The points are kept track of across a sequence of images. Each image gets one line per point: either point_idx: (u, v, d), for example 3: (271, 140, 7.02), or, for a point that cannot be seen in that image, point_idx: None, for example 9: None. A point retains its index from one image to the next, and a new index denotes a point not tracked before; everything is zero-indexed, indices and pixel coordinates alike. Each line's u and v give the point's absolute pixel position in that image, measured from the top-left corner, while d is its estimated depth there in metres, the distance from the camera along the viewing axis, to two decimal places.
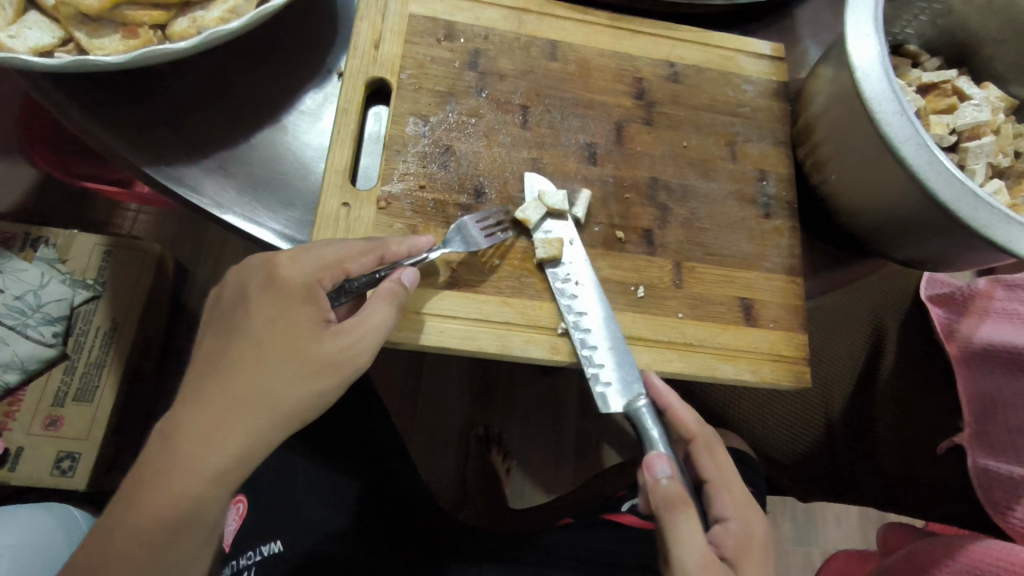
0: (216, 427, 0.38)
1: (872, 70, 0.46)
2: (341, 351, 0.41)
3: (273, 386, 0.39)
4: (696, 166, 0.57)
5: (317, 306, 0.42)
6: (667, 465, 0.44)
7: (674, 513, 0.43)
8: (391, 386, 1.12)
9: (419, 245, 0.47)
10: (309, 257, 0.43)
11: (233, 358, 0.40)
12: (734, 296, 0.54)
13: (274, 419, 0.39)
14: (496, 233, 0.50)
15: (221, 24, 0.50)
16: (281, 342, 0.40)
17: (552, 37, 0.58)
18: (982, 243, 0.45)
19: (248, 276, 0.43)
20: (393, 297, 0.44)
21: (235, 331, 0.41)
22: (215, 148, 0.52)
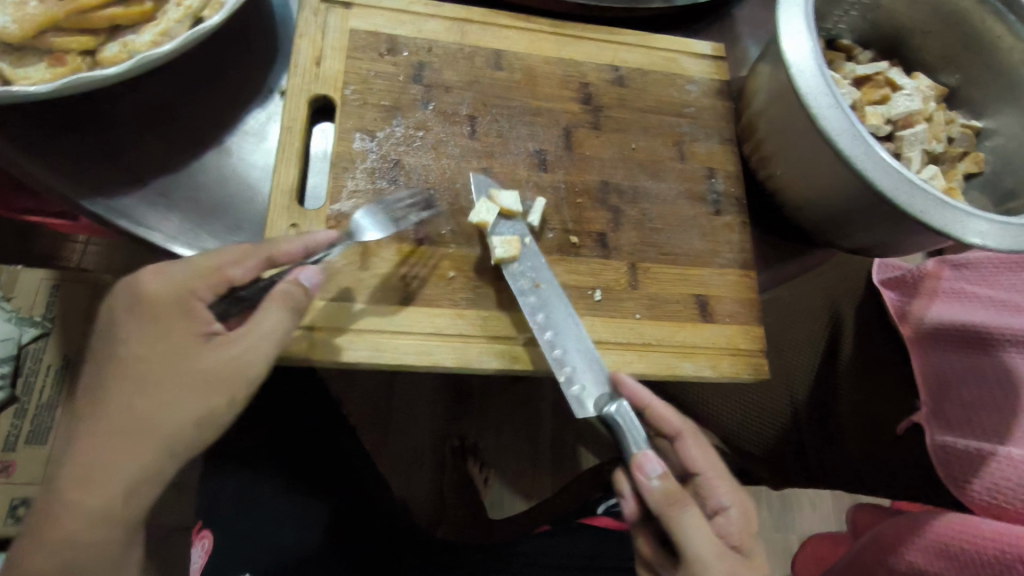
0: (109, 455, 0.38)
1: (807, 67, 0.47)
2: (228, 361, 0.40)
3: (155, 409, 0.39)
4: (646, 168, 0.58)
5: (193, 319, 0.41)
6: (658, 463, 0.44)
7: (678, 510, 0.43)
8: (361, 405, 1.10)
9: (314, 244, 0.46)
10: (178, 268, 0.41)
11: (112, 386, 0.39)
12: (690, 294, 0.54)
13: (162, 442, 0.39)
14: (404, 216, 0.50)
15: (153, 47, 0.49)
16: (158, 362, 0.39)
17: (495, 46, 0.58)
18: (919, 228, 0.47)
19: (115, 297, 0.41)
20: (287, 300, 0.42)
21: (110, 358, 0.40)
22: (154, 175, 0.50)
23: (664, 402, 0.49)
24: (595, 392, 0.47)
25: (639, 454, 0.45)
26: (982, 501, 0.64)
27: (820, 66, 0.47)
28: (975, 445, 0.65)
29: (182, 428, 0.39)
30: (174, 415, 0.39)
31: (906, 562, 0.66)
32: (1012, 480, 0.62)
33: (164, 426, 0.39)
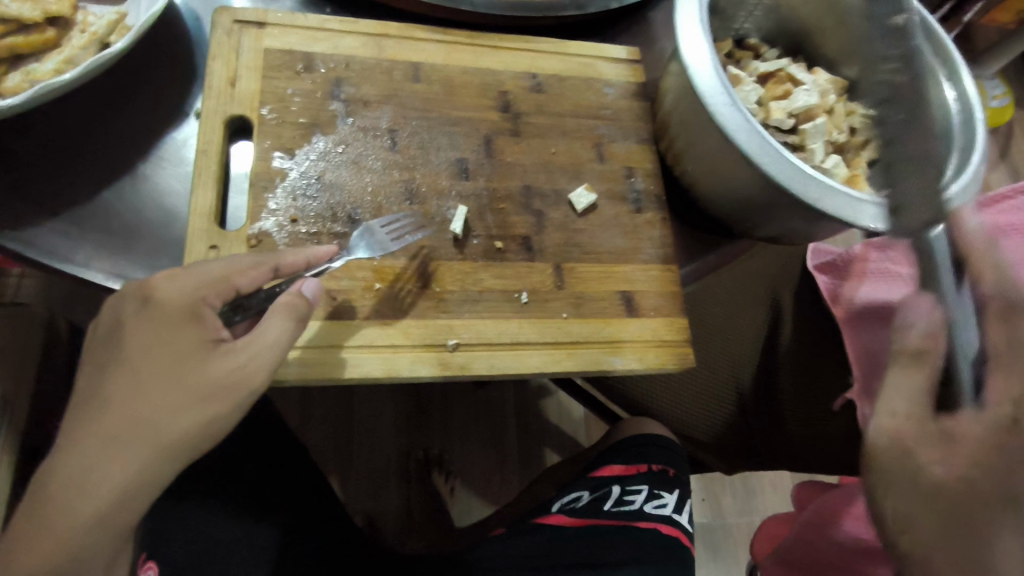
0: (89, 472, 0.37)
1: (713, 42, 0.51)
2: (232, 372, 0.40)
3: (155, 417, 0.39)
4: (567, 171, 0.59)
5: (203, 326, 0.41)
6: (919, 315, 0.42)
7: (903, 365, 0.43)
8: (316, 423, 1.08)
9: (316, 256, 0.47)
10: (190, 276, 0.42)
11: (112, 393, 0.39)
12: (614, 291, 0.56)
13: (147, 457, 0.38)
14: (405, 236, 0.51)
15: (55, 76, 0.48)
16: (162, 369, 0.39)
17: (412, 59, 0.59)
18: (817, 215, 0.50)
19: (122, 301, 0.41)
20: (291, 309, 0.43)
21: (111, 363, 0.40)
22: (68, 205, 0.50)
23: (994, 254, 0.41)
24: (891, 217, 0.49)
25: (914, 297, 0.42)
26: None
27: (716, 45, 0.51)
28: None
29: (177, 439, 0.39)
30: (176, 424, 0.39)
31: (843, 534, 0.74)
32: None
33: (162, 436, 0.39)
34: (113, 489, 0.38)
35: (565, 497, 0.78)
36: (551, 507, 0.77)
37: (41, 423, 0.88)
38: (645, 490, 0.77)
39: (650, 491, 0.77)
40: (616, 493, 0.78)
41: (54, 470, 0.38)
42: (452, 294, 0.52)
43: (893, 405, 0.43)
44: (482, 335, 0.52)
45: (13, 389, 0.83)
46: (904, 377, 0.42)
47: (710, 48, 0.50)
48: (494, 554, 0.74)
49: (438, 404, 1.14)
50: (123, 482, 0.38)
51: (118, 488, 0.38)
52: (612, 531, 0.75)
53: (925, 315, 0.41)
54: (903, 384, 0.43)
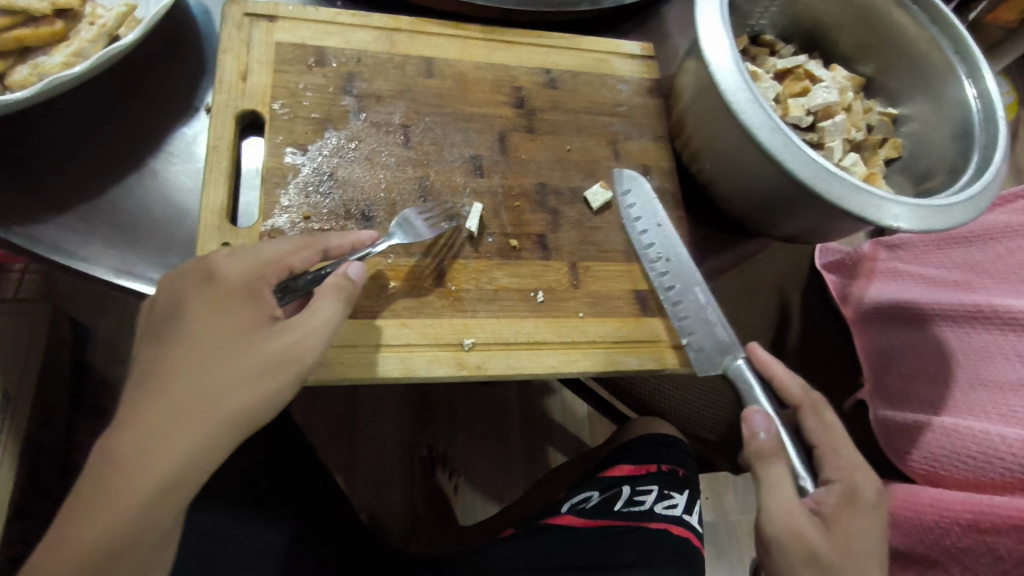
0: (159, 441, 0.36)
1: (661, 213, 0.56)
2: (292, 346, 0.40)
3: (217, 390, 0.38)
4: (582, 168, 0.59)
5: (261, 303, 0.41)
6: (762, 422, 0.47)
7: (765, 468, 0.47)
8: (319, 422, 1.07)
9: (359, 241, 0.48)
10: (249, 256, 0.42)
11: (173, 366, 0.38)
12: (631, 290, 0.56)
13: (221, 424, 0.37)
14: (439, 224, 0.51)
15: (64, 69, 0.47)
16: (224, 343, 0.39)
17: (425, 54, 0.58)
18: (839, 214, 0.49)
19: (182, 279, 0.41)
20: (339, 290, 0.43)
21: (172, 338, 0.39)
22: (78, 200, 0.49)
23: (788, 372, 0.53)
24: (911, 218, 0.48)
25: (750, 410, 0.49)
26: (922, 470, 0.66)
27: (658, 216, 0.56)
28: (914, 416, 0.67)
29: (247, 407, 0.38)
30: (237, 397, 0.38)
31: None
32: (945, 448, 0.64)
33: (223, 409, 0.37)
34: (173, 463, 0.36)
35: (575, 498, 0.78)
36: (562, 509, 0.77)
37: (43, 421, 0.86)
38: (655, 490, 0.77)
39: (660, 491, 0.77)
40: (627, 493, 0.78)
41: (111, 444, 0.36)
42: (468, 293, 0.51)
43: (782, 501, 0.46)
44: (499, 334, 0.51)
45: (15, 388, 0.82)
46: (775, 475, 0.46)
47: (731, 43, 0.49)
48: (504, 556, 0.71)
49: (443, 402, 1.13)
50: (182, 456, 0.36)
51: (178, 462, 0.36)
52: (617, 532, 0.73)
53: (769, 421, 0.47)
54: (770, 479, 0.47)
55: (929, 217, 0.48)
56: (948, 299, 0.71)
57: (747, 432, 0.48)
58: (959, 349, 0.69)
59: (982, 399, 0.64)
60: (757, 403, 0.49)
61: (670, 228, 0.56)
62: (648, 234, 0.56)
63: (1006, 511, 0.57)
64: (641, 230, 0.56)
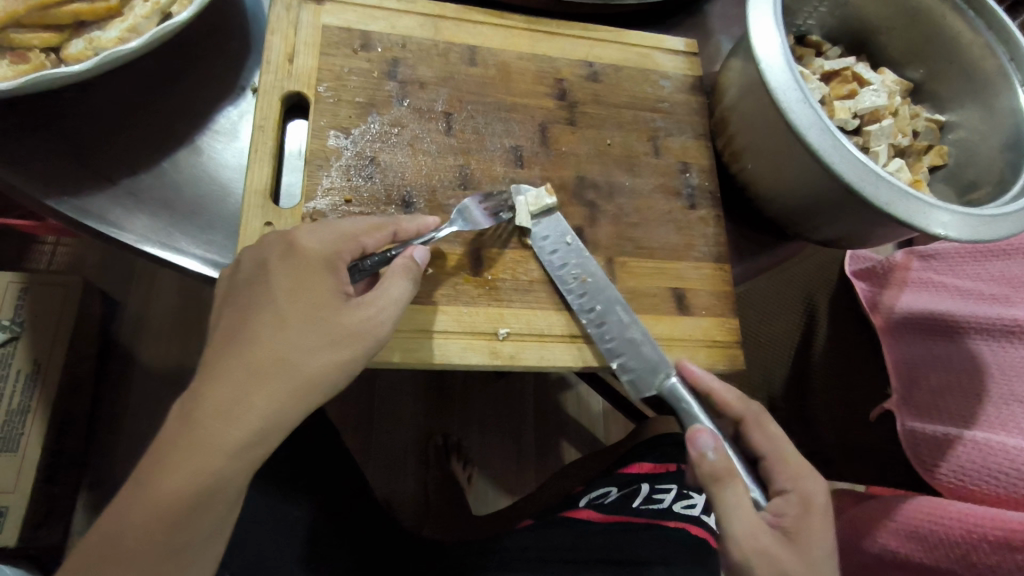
0: (239, 402, 0.37)
1: (568, 229, 0.53)
2: (364, 321, 0.41)
3: (296, 355, 0.39)
4: (622, 163, 0.58)
5: (337, 278, 0.42)
6: (711, 441, 0.46)
7: (721, 487, 0.45)
8: (339, 405, 1.08)
9: (425, 226, 0.48)
10: (328, 230, 0.43)
11: (255, 329, 0.39)
12: (667, 288, 0.55)
13: (295, 391, 0.39)
14: (498, 213, 0.52)
15: (119, 44, 0.48)
16: (301, 311, 0.40)
17: (469, 42, 0.58)
18: (885, 220, 0.49)
19: (266, 248, 0.41)
20: (407, 272, 0.44)
21: (253, 304, 0.40)
22: (127, 174, 0.49)
23: (723, 386, 0.51)
24: (959, 227, 0.47)
25: (693, 429, 0.47)
26: (949, 483, 0.65)
27: (569, 235, 0.53)
28: (943, 430, 0.66)
29: (318, 376, 0.39)
30: (314, 364, 0.39)
31: (880, 545, 0.69)
32: (976, 463, 0.63)
33: (301, 374, 0.39)
34: (256, 423, 0.37)
35: (593, 493, 0.77)
36: (578, 503, 0.76)
37: (71, 392, 0.88)
38: (674, 489, 0.77)
39: (679, 491, 0.77)
40: (645, 491, 0.77)
41: (200, 400, 0.37)
42: (504, 283, 0.51)
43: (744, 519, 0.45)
44: (533, 326, 0.51)
45: (46, 358, 0.84)
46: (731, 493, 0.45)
47: (782, 40, 0.49)
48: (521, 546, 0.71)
49: (461, 392, 1.14)
50: (262, 416, 0.38)
51: (259, 422, 0.38)
52: (639, 527, 0.72)
53: (718, 441, 0.46)
54: (729, 493, 0.45)
55: (976, 227, 0.47)
56: (984, 312, 0.70)
57: (693, 453, 0.46)
58: (993, 364, 0.67)
59: (1016, 415, 0.63)
60: (697, 421, 0.48)
61: (579, 245, 0.53)
62: (558, 254, 0.52)
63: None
64: (551, 250, 0.52)
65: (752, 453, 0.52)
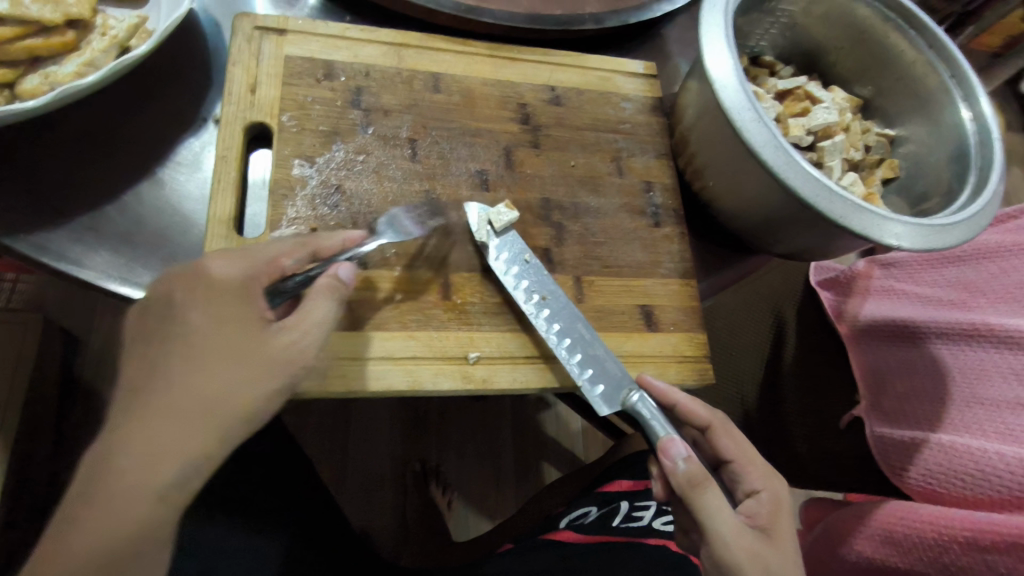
0: (160, 442, 0.36)
1: (525, 247, 0.53)
2: (288, 347, 0.40)
3: (228, 392, 0.38)
4: (586, 184, 0.59)
5: (253, 303, 0.40)
6: (684, 447, 0.46)
7: (701, 492, 0.45)
8: (312, 434, 1.06)
9: (350, 240, 0.47)
10: (241, 257, 0.42)
11: (176, 371, 0.38)
12: (635, 305, 0.56)
13: (220, 426, 0.38)
14: (426, 222, 0.53)
15: (75, 78, 0.48)
16: (226, 347, 0.39)
17: (433, 70, 0.59)
18: (840, 233, 0.50)
19: (174, 281, 0.40)
20: (332, 292, 0.42)
21: (166, 340, 0.39)
22: (84, 209, 0.49)
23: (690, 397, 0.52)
24: (912, 238, 0.49)
25: (663, 440, 0.47)
26: (918, 487, 0.67)
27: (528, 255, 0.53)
28: (910, 434, 0.67)
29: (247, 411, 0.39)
30: (237, 398, 0.38)
31: (857, 552, 0.70)
32: (942, 466, 0.64)
33: (234, 410, 0.38)
34: (186, 466, 0.36)
35: (574, 513, 0.78)
36: (560, 524, 0.76)
37: (30, 436, 0.84)
38: (653, 506, 0.78)
39: (658, 507, 0.78)
40: (625, 509, 0.77)
41: (120, 449, 0.36)
42: (473, 306, 0.52)
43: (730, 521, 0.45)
44: (504, 348, 0.51)
45: None
46: (714, 495, 0.46)
47: (735, 61, 0.51)
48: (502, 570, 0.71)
49: (439, 415, 1.13)
50: (195, 459, 0.37)
51: (193, 465, 0.37)
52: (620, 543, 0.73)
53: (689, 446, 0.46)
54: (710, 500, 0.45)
55: (928, 236, 0.49)
56: (944, 317, 0.72)
57: (667, 464, 0.46)
58: (954, 367, 0.69)
59: (978, 417, 0.65)
60: (662, 433, 0.47)
61: (536, 263, 0.53)
62: (515, 273, 0.52)
63: (1007, 529, 0.56)
64: (511, 270, 0.52)
65: (716, 458, 0.54)
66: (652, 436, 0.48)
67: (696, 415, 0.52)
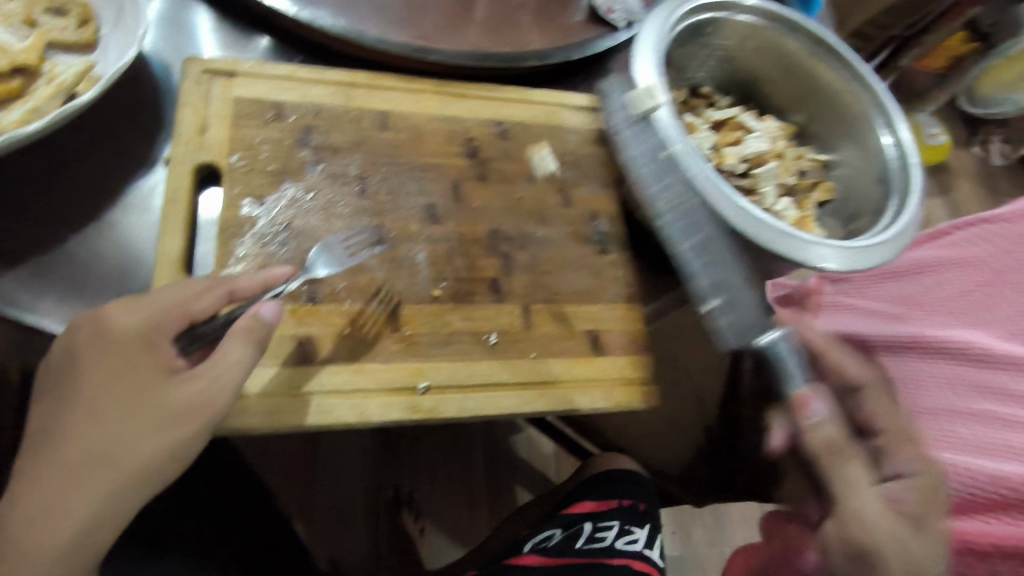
0: (65, 498, 0.38)
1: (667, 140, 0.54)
2: (197, 395, 0.41)
3: (117, 447, 0.39)
4: (533, 215, 0.61)
5: (157, 353, 0.41)
6: (822, 405, 0.47)
7: (835, 458, 0.46)
8: (275, 469, 1.03)
9: (272, 278, 0.47)
10: (143, 305, 0.42)
11: (69, 427, 0.39)
12: (582, 331, 0.58)
13: (126, 478, 0.39)
14: (361, 251, 0.53)
15: (20, 126, 0.48)
16: (119, 398, 0.40)
17: (381, 108, 0.60)
18: (770, 256, 0.53)
19: (74, 332, 0.41)
20: (249, 333, 0.43)
21: (67, 395, 0.40)
22: (31, 254, 0.49)
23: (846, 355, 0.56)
24: (839, 258, 0.52)
25: (796, 395, 0.47)
26: None
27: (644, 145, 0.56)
28: None
29: (152, 461, 0.39)
30: (139, 452, 0.39)
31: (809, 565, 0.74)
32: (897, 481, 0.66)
33: (126, 464, 0.39)
34: (80, 519, 0.38)
35: (536, 537, 0.79)
36: (521, 549, 0.77)
37: None
38: (617, 526, 0.78)
39: (620, 527, 0.78)
40: (587, 530, 0.78)
41: (16, 502, 0.38)
42: (422, 337, 0.53)
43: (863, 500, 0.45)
44: (453, 377, 0.52)
45: None
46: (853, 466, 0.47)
47: (667, 102, 0.55)
48: None
49: (410, 444, 1.12)
50: (90, 512, 0.38)
51: (84, 521, 0.38)
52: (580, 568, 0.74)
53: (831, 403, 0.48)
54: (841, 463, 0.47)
55: (852, 256, 0.53)
56: (889, 330, 0.76)
57: (804, 421, 0.47)
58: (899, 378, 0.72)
59: (933, 425, 0.67)
60: (793, 385, 0.48)
61: (676, 156, 0.54)
62: (649, 170, 0.55)
63: (975, 538, 0.60)
64: (647, 159, 0.55)
65: (861, 425, 0.55)
66: (780, 384, 0.48)
67: (850, 372, 0.56)
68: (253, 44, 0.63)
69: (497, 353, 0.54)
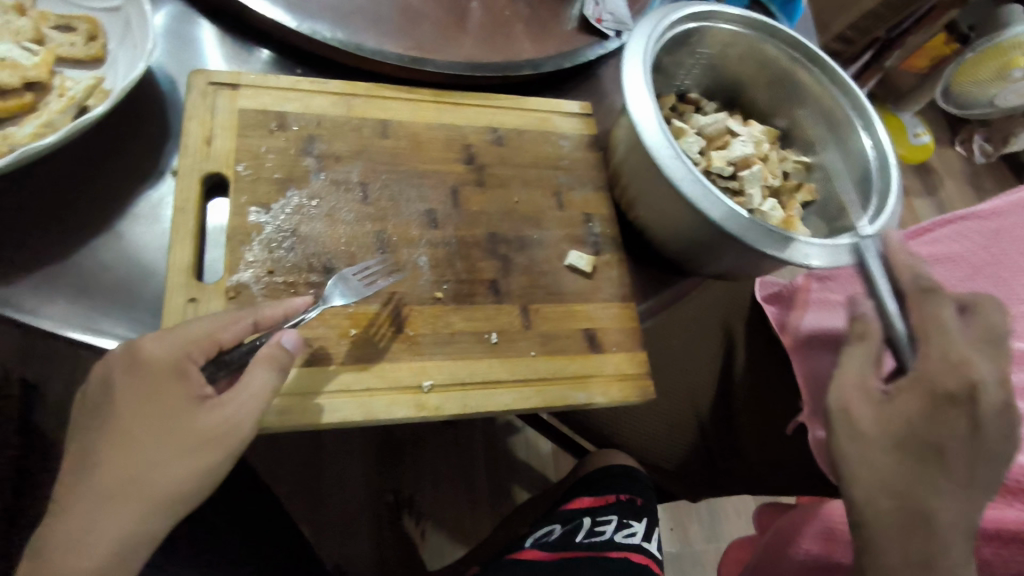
0: (97, 518, 0.40)
1: None
2: (220, 424, 0.43)
3: (147, 471, 0.41)
4: (529, 219, 0.63)
5: (188, 382, 0.43)
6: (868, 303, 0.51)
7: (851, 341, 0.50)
8: (278, 472, 1.06)
9: (293, 308, 0.49)
10: (173, 337, 0.44)
11: (102, 455, 0.41)
12: (579, 329, 0.60)
13: (157, 504, 0.41)
14: (376, 280, 0.55)
15: (35, 139, 0.50)
16: (149, 423, 0.42)
17: (381, 117, 0.63)
18: (756, 254, 0.55)
19: (112, 361, 0.43)
20: (272, 360, 0.45)
21: (103, 423, 0.42)
22: (44, 263, 0.51)
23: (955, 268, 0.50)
24: (822, 253, 0.55)
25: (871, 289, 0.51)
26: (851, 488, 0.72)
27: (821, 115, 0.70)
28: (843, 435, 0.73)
29: (181, 481, 0.42)
30: (167, 477, 0.41)
31: (802, 552, 0.75)
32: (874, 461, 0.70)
33: (157, 491, 0.41)
34: (115, 540, 0.40)
35: (537, 532, 0.80)
36: (525, 543, 0.79)
37: None
38: (615, 520, 0.79)
39: (620, 521, 0.79)
40: (588, 524, 0.80)
41: (56, 522, 0.40)
42: (425, 337, 0.55)
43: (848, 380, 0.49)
44: (455, 376, 0.54)
45: None
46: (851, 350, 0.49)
47: (654, 103, 0.56)
48: None
49: (412, 446, 1.14)
50: (124, 532, 0.40)
51: (114, 533, 0.40)
52: (582, 561, 0.75)
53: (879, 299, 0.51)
54: (861, 355, 0.49)
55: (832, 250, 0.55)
56: None
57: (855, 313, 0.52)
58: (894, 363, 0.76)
59: None
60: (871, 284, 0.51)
61: None
62: None
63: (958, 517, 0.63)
64: None
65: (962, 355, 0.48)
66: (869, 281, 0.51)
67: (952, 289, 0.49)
68: (255, 56, 0.65)
69: (497, 350, 0.56)
